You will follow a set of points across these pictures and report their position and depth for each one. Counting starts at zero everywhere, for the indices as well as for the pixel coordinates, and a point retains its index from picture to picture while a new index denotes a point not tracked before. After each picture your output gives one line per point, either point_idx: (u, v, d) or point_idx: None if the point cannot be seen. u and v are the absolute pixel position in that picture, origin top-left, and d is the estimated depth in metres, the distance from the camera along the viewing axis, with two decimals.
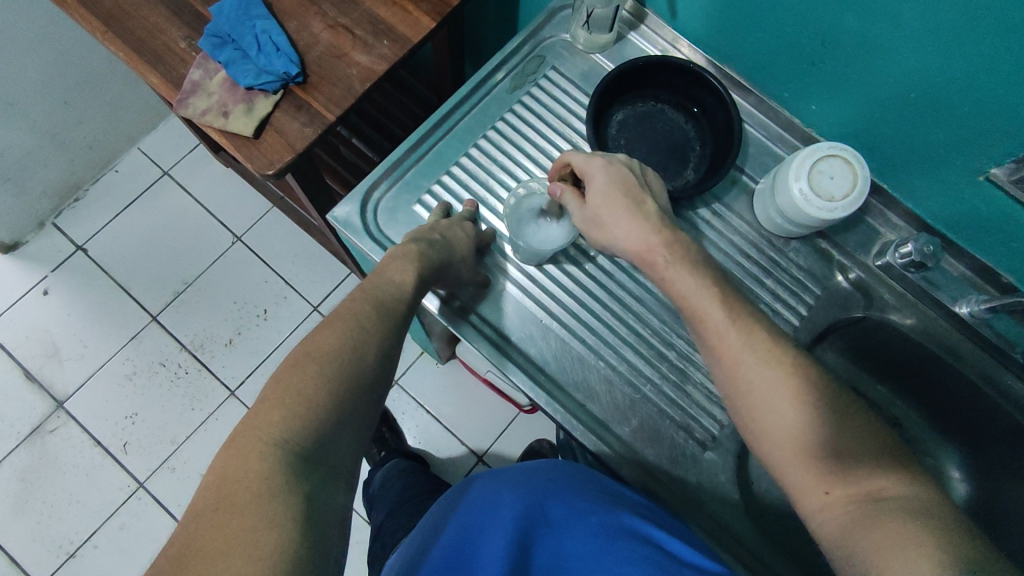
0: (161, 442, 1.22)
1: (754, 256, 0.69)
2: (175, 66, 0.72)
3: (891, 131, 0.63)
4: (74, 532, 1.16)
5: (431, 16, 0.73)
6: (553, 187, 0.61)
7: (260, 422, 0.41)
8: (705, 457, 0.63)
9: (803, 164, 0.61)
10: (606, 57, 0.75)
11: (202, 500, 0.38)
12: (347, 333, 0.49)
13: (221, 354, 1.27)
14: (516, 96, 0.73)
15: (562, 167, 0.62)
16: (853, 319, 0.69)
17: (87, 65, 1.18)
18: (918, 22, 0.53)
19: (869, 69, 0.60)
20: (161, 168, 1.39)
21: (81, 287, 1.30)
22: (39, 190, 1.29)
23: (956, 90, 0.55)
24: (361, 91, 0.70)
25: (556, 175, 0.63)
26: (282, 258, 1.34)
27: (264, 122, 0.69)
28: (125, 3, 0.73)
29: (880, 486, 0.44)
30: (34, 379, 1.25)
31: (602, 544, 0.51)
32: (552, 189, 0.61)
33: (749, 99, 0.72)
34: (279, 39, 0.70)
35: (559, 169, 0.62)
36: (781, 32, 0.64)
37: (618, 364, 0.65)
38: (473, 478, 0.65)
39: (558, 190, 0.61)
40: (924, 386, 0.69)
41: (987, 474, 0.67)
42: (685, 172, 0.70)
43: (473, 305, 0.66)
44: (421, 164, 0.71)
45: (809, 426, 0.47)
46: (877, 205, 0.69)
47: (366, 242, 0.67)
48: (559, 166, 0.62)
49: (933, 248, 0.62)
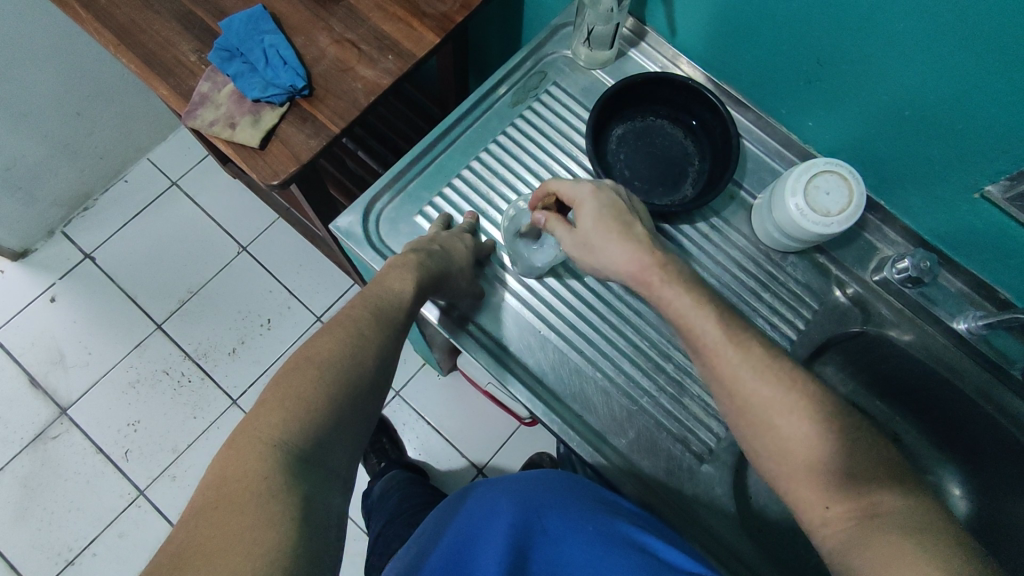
0: (162, 450, 1.22)
1: (752, 270, 0.70)
2: (184, 78, 0.73)
3: (886, 148, 0.64)
4: (73, 539, 1.16)
5: (436, 32, 0.75)
6: (537, 216, 0.62)
7: (257, 424, 0.42)
8: (701, 470, 0.63)
9: (799, 179, 0.62)
10: (606, 74, 0.76)
11: (202, 497, 0.38)
12: (347, 340, 0.49)
13: (224, 363, 1.28)
14: (518, 110, 0.75)
15: (546, 197, 0.62)
16: (850, 334, 0.70)
17: (100, 76, 1.21)
18: (913, 39, 0.54)
19: (865, 86, 0.61)
20: (170, 179, 1.41)
21: (88, 295, 1.32)
22: (50, 199, 1.31)
23: (951, 108, 0.56)
24: (365, 104, 0.71)
25: (539, 204, 0.63)
26: (286, 268, 1.35)
27: (270, 134, 0.70)
28: (138, 18, 0.75)
29: (882, 502, 0.44)
30: (39, 386, 1.26)
31: (598, 551, 0.51)
32: (536, 219, 0.62)
33: (748, 115, 0.73)
34: (286, 53, 0.72)
35: (542, 198, 0.62)
36: (778, 50, 0.65)
37: (615, 376, 0.65)
38: (473, 486, 0.65)
39: (544, 219, 0.61)
40: (924, 402, 0.69)
41: (988, 492, 0.66)
42: (683, 186, 0.71)
43: (472, 315, 0.67)
44: (423, 175, 0.72)
45: (814, 442, 0.47)
46: (874, 221, 0.69)
47: (368, 252, 0.68)
48: (543, 195, 0.62)
49: (930, 263, 0.62)
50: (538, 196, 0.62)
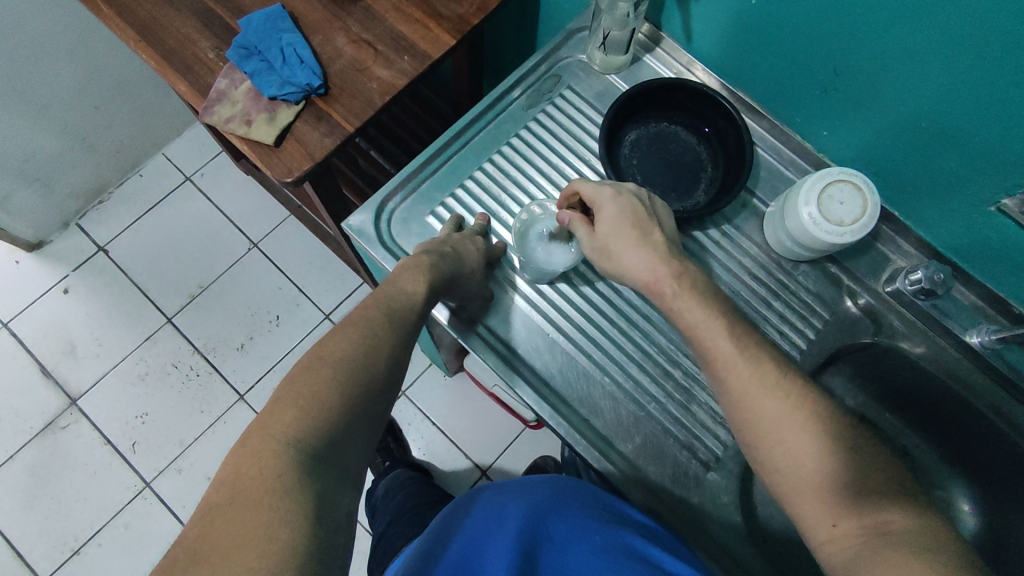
0: (169, 443, 1.23)
1: (763, 278, 0.69)
2: (203, 75, 0.74)
3: (902, 160, 0.63)
4: (80, 529, 1.17)
5: (452, 34, 0.75)
6: (563, 216, 0.62)
7: (272, 421, 0.42)
8: (707, 478, 0.62)
9: (812, 189, 0.61)
10: (622, 78, 0.76)
11: (217, 493, 0.39)
12: (359, 339, 0.50)
13: (233, 358, 1.29)
14: (532, 113, 0.75)
15: (570, 196, 0.63)
16: (861, 344, 0.69)
17: (119, 72, 1.22)
18: (928, 52, 0.54)
19: (882, 97, 0.60)
20: (183, 174, 1.42)
21: (100, 287, 1.33)
22: (66, 192, 1.32)
23: (968, 121, 0.55)
24: (380, 104, 0.72)
25: (564, 203, 0.64)
26: (295, 265, 1.36)
27: (286, 131, 0.71)
28: (158, 15, 0.76)
29: (886, 520, 0.44)
30: (49, 376, 1.27)
31: (606, 562, 0.51)
32: (560, 218, 0.62)
33: (762, 123, 0.73)
34: (303, 52, 0.73)
35: (568, 197, 0.63)
36: (794, 59, 0.65)
37: (623, 381, 0.65)
38: (480, 490, 0.65)
39: (568, 219, 0.61)
40: (934, 415, 0.68)
41: (997, 509, 0.65)
42: (695, 193, 0.71)
43: (482, 316, 0.67)
44: (436, 176, 0.73)
45: (820, 458, 0.47)
46: (888, 232, 0.69)
47: (379, 251, 0.68)
48: (568, 195, 0.63)
49: (943, 276, 0.62)
50: (563, 196, 0.63)
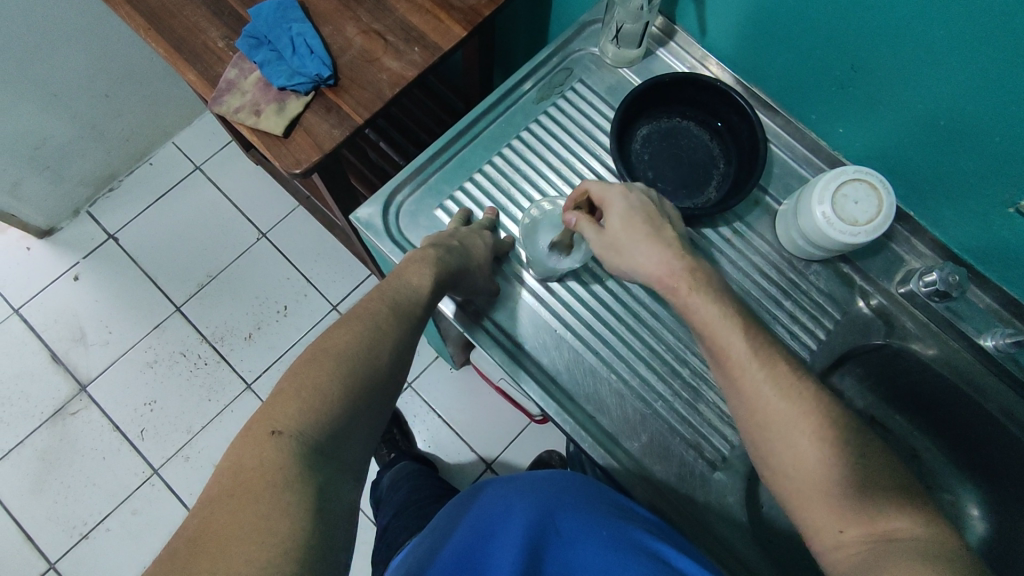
0: (177, 431, 1.24)
1: (774, 277, 0.69)
2: (212, 65, 0.74)
3: (920, 158, 0.62)
4: (88, 514, 1.19)
5: (463, 25, 0.74)
6: (569, 217, 0.61)
7: (275, 413, 0.42)
8: (713, 478, 0.62)
9: (827, 187, 0.60)
10: (634, 73, 0.75)
11: (218, 485, 0.39)
12: (363, 333, 0.49)
13: (240, 347, 1.30)
14: (542, 106, 0.74)
15: (579, 196, 0.62)
16: (873, 345, 0.68)
17: (129, 59, 1.22)
18: (950, 51, 0.53)
19: (901, 94, 0.59)
20: (193, 163, 1.42)
21: (110, 274, 1.34)
22: (76, 179, 1.33)
23: (989, 120, 0.54)
24: (390, 96, 0.71)
25: (572, 205, 0.62)
26: (303, 255, 1.36)
27: (294, 122, 0.71)
28: (169, 4, 0.75)
29: (895, 527, 0.43)
30: (60, 362, 1.28)
31: (612, 556, 0.51)
32: (566, 220, 0.61)
33: (776, 119, 0.72)
34: (313, 42, 0.72)
35: (576, 197, 0.61)
36: (813, 54, 0.63)
37: (630, 379, 0.64)
38: (483, 485, 0.64)
39: (574, 219, 0.60)
40: (945, 418, 0.68)
41: (1006, 513, 0.64)
42: (707, 190, 0.70)
43: (488, 311, 0.67)
44: (445, 169, 0.72)
45: (830, 464, 0.46)
46: (903, 232, 0.68)
47: (387, 243, 0.68)
48: (576, 196, 0.62)
49: (959, 278, 0.61)
50: (571, 196, 0.62)
